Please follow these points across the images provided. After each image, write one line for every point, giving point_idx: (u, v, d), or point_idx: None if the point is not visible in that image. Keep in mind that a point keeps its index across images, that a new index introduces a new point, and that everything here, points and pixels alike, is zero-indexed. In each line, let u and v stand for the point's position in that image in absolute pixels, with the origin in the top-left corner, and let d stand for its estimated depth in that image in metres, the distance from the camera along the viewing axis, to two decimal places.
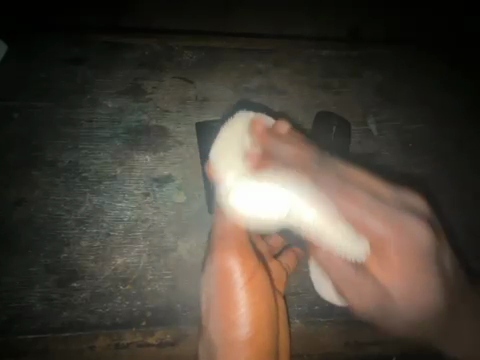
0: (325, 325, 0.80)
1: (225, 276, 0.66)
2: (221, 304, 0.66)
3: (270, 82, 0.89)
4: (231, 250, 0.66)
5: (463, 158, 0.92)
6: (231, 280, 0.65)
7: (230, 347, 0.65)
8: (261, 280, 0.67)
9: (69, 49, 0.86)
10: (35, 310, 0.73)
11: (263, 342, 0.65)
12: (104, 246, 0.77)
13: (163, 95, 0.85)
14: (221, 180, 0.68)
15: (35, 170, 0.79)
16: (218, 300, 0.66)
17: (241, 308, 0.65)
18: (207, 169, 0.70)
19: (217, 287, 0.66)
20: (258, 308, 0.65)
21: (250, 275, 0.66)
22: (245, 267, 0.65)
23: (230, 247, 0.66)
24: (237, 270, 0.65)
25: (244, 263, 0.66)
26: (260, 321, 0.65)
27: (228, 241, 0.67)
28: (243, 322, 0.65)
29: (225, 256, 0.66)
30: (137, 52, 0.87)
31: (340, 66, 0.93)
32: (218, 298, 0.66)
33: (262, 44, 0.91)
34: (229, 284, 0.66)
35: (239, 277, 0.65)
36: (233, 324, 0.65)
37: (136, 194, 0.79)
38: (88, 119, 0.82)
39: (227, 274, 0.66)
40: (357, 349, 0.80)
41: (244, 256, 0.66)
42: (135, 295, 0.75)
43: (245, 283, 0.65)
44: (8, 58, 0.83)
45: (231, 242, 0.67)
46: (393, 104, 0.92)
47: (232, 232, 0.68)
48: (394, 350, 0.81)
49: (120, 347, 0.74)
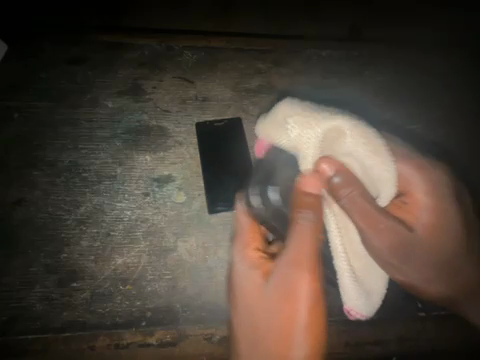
0: (326, 325, 0.80)
1: (289, 297, 0.58)
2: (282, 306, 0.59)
3: (271, 82, 0.89)
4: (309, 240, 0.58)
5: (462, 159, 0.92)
6: (300, 302, 0.58)
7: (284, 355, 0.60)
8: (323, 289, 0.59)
9: (69, 49, 0.86)
10: (34, 310, 0.73)
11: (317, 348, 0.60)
12: (104, 246, 0.77)
13: (163, 95, 0.85)
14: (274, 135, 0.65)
15: (35, 170, 0.79)
16: (275, 319, 0.60)
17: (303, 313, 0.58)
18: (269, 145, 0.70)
19: (278, 305, 0.59)
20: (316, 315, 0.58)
21: (315, 296, 0.58)
22: (312, 289, 0.58)
23: (303, 266, 0.58)
24: (306, 293, 0.58)
25: (314, 285, 0.58)
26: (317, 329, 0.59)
27: (304, 260, 0.58)
28: (301, 329, 0.59)
29: (303, 239, 0.58)
30: (137, 52, 0.87)
31: (341, 66, 0.93)
32: (277, 298, 0.59)
33: (262, 44, 0.91)
34: (292, 304, 0.58)
35: (305, 299, 0.58)
36: (291, 331, 0.59)
37: (136, 194, 0.79)
38: (88, 119, 0.82)
39: (292, 293, 0.58)
40: (358, 349, 0.80)
41: (316, 280, 0.58)
42: (135, 295, 0.75)
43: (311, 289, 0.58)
44: (9, 58, 0.83)
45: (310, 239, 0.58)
46: (393, 103, 0.92)
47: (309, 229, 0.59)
48: (394, 350, 0.81)
49: (121, 347, 0.74)
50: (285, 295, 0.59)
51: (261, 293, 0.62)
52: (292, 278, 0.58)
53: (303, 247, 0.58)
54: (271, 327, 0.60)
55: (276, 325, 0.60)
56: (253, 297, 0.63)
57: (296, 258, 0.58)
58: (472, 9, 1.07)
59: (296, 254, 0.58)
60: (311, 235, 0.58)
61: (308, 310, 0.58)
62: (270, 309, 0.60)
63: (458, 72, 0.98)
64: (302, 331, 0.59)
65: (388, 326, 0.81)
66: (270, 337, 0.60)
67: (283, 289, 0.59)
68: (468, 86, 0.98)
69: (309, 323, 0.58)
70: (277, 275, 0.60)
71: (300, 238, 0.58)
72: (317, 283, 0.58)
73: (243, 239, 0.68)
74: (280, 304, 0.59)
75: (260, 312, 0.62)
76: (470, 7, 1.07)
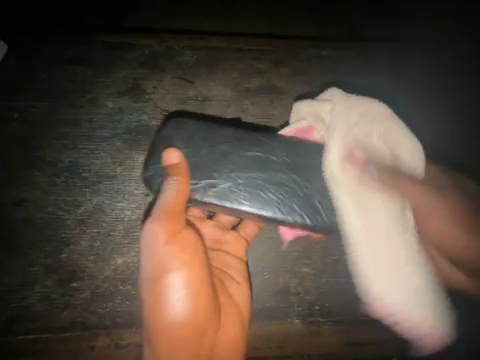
0: (326, 325, 0.80)
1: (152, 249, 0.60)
2: (152, 274, 0.60)
3: (271, 82, 0.89)
4: (163, 219, 0.61)
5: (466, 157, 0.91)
6: (161, 251, 0.60)
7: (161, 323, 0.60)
8: (191, 245, 0.62)
9: (69, 49, 0.86)
10: (35, 310, 0.73)
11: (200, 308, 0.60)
12: (104, 246, 0.77)
13: (163, 95, 0.85)
14: (179, 167, 0.64)
15: (35, 170, 0.79)
16: (148, 274, 0.61)
17: (172, 275, 0.59)
18: (176, 158, 0.65)
19: (146, 263, 0.61)
20: (191, 273, 0.60)
21: (177, 238, 0.61)
22: (167, 231, 0.60)
23: (165, 214, 0.61)
24: (163, 241, 0.60)
25: (168, 230, 0.60)
26: (194, 289, 0.60)
27: (159, 212, 0.61)
28: (175, 292, 0.59)
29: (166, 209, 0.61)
30: (137, 52, 0.87)
31: (341, 66, 0.92)
32: (148, 268, 0.61)
33: (262, 44, 0.91)
34: (156, 256, 0.60)
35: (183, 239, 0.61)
36: (164, 297, 0.60)
37: (136, 194, 0.80)
38: (88, 119, 0.82)
39: (157, 250, 0.60)
40: (356, 349, 0.81)
41: (173, 234, 0.60)
42: (135, 295, 0.76)
43: (176, 248, 0.60)
44: (9, 58, 0.83)
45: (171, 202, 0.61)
46: (393, 103, 0.92)
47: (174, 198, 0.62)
48: (394, 350, 0.81)
49: (121, 347, 0.74)
50: (154, 250, 0.60)
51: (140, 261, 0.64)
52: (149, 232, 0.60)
53: (168, 200, 0.61)
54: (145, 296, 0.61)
55: (148, 286, 0.61)
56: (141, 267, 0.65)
57: (157, 215, 0.61)
58: (474, 8, 1.06)
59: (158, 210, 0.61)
60: (168, 196, 0.62)
61: (165, 256, 0.60)
62: (144, 266, 0.61)
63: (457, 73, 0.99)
64: (179, 280, 0.60)
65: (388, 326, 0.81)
66: (147, 302, 0.61)
67: (151, 251, 0.60)
68: (468, 87, 0.98)
69: (180, 265, 0.60)
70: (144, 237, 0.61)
71: (164, 201, 0.62)
72: (177, 234, 0.61)
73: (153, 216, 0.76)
74: (149, 269, 0.60)
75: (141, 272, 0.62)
76: (471, 7, 1.06)
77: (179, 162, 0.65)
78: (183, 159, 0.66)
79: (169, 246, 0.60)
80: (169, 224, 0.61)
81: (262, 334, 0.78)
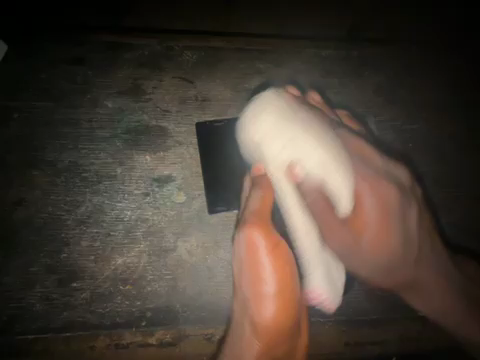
0: (326, 325, 0.81)
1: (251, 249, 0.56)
2: (251, 281, 0.57)
3: (271, 82, 0.89)
4: (257, 226, 0.56)
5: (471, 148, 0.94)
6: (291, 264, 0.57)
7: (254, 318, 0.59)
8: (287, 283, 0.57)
9: (69, 49, 0.85)
10: (35, 310, 0.73)
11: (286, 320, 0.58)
12: (104, 246, 0.77)
13: (163, 95, 0.85)
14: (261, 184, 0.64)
15: (35, 170, 0.79)
16: (248, 280, 0.57)
17: (267, 287, 0.56)
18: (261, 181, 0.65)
19: (246, 272, 0.57)
20: (283, 283, 0.56)
21: (276, 245, 0.56)
22: (269, 243, 0.55)
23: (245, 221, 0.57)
24: (264, 246, 0.55)
25: (270, 238, 0.56)
26: (283, 298, 0.57)
27: (250, 220, 0.57)
28: (268, 280, 0.56)
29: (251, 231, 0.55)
30: (137, 52, 0.87)
31: (340, 66, 0.93)
32: (247, 276, 0.58)
33: (262, 44, 0.91)
34: (258, 278, 0.56)
35: (282, 252, 0.56)
36: (260, 297, 0.57)
37: (136, 194, 0.80)
38: (88, 119, 0.82)
39: (253, 252, 0.56)
40: (357, 350, 0.82)
41: (271, 240, 0.55)
42: (135, 295, 0.76)
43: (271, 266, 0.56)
44: (9, 59, 0.83)
45: (259, 219, 0.57)
46: (395, 103, 0.93)
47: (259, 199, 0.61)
48: (394, 350, 0.83)
49: (121, 347, 0.74)
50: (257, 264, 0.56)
51: (261, 282, 0.56)
52: (247, 236, 0.56)
53: (259, 205, 0.61)
54: (246, 291, 0.58)
55: (245, 275, 0.58)
56: (245, 259, 0.57)
57: (253, 207, 0.61)
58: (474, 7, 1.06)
59: (257, 208, 0.60)
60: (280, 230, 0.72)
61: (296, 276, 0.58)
62: (241, 264, 0.58)
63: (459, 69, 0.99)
64: (272, 288, 0.56)
65: (388, 328, 0.82)
66: (246, 289, 0.59)
67: (247, 259, 0.56)
68: (469, 88, 0.98)
69: (274, 284, 0.56)
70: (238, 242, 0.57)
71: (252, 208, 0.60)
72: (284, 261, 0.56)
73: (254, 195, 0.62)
74: (247, 265, 0.57)
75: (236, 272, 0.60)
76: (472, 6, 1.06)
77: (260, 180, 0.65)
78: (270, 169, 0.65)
79: (272, 253, 0.55)
80: (282, 247, 0.56)
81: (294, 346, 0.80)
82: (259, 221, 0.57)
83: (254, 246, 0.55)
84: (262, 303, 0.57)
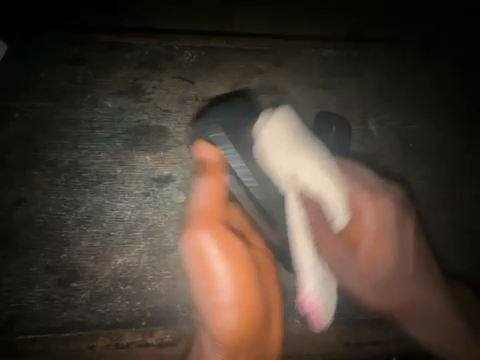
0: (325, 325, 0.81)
1: (200, 257, 0.63)
2: (206, 285, 0.64)
3: (270, 82, 0.89)
4: (201, 229, 0.63)
5: (467, 149, 0.95)
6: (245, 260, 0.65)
7: (216, 319, 0.64)
8: (249, 275, 0.65)
9: (69, 48, 0.85)
10: (35, 310, 0.73)
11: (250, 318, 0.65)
12: (104, 246, 0.77)
13: (163, 95, 0.85)
14: (216, 166, 0.69)
15: (35, 170, 0.79)
16: (197, 276, 0.64)
17: (222, 288, 0.63)
18: (206, 155, 0.70)
19: (197, 271, 0.64)
20: (238, 278, 0.63)
21: (219, 233, 0.64)
22: (216, 237, 0.63)
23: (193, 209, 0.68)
24: (210, 243, 0.63)
25: (217, 232, 0.64)
26: (241, 290, 0.63)
27: (195, 221, 0.65)
28: (224, 287, 0.63)
29: (195, 232, 0.63)
30: (137, 52, 0.86)
31: (340, 66, 0.93)
32: (197, 274, 0.64)
33: (262, 44, 0.91)
34: (210, 273, 0.63)
35: (212, 249, 0.63)
36: (216, 295, 0.63)
37: (136, 194, 0.80)
38: (88, 119, 0.82)
39: (201, 251, 0.63)
40: (356, 349, 0.82)
41: (218, 238, 0.63)
42: (135, 295, 0.76)
43: (225, 263, 0.63)
44: (8, 58, 0.83)
45: (200, 223, 0.64)
46: (393, 104, 0.93)
47: (204, 210, 0.67)
48: (393, 349, 0.83)
49: (121, 347, 0.75)
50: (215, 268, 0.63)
51: (218, 286, 0.63)
52: (191, 239, 0.63)
53: (206, 202, 0.68)
54: (200, 290, 0.65)
55: (201, 278, 0.64)
56: (199, 266, 0.64)
57: (202, 206, 0.67)
58: None
59: (199, 209, 0.67)
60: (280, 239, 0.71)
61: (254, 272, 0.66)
62: (194, 276, 0.65)
63: (460, 68, 0.98)
64: (230, 288, 0.63)
65: (387, 327, 0.83)
66: (200, 289, 0.65)
67: (193, 255, 0.64)
68: (468, 88, 0.98)
69: (229, 280, 0.63)
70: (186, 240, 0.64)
71: (203, 196, 0.69)
72: (224, 246, 0.63)
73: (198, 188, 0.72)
74: (197, 266, 0.64)
75: (196, 281, 0.65)
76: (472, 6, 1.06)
77: (211, 159, 0.69)
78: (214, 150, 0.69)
79: (227, 257, 0.63)
80: (235, 243, 0.64)
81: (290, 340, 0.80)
82: (212, 218, 0.66)
83: (205, 249, 0.63)
84: (219, 306, 0.64)
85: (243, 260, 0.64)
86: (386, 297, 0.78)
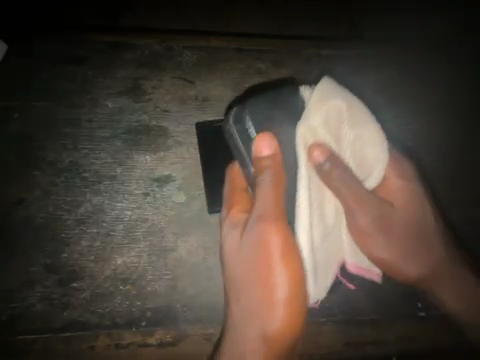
0: (326, 325, 0.81)
1: (266, 263, 0.59)
2: (258, 287, 0.60)
3: (271, 82, 0.90)
4: (273, 226, 0.58)
5: (470, 147, 0.95)
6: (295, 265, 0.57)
7: (265, 325, 0.61)
8: (302, 288, 0.58)
9: (69, 49, 0.85)
10: (35, 310, 0.73)
11: (294, 328, 0.61)
12: (104, 246, 0.77)
13: (163, 95, 0.85)
14: (275, 161, 0.58)
15: (35, 170, 0.79)
16: (248, 273, 0.62)
17: (279, 293, 0.59)
18: (266, 151, 0.59)
19: (253, 275, 0.61)
20: (296, 291, 0.58)
21: (276, 237, 0.57)
22: (286, 237, 0.57)
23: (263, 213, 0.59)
24: (278, 245, 0.57)
25: (276, 222, 0.57)
26: (295, 300, 0.59)
27: (264, 213, 0.59)
28: (280, 288, 0.58)
29: (267, 232, 0.58)
30: (137, 52, 0.86)
31: (341, 66, 0.93)
32: (253, 273, 0.61)
33: (262, 44, 0.91)
34: (271, 276, 0.59)
35: (275, 250, 0.58)
36: (269, 297, 0.60)
37: (136, 194, 0.80)
38: (88, 119, 0.82)
39: (265, 248, 0.59)
40: (357, 349, 0.82)
41: (288, 237, 0.57)
42: (135, 295, 0.76)
43: (285, 270, 0.57)
44: (8, 58, 0.83)
45: (271, 219, 0.58)
46: (395, 103, 0.93)
47: (269, 210, 0.58)
48: (395, 349, 0.83)
49: (121, 347, 0.75)
50: (270, 265, 0.59)
51: (274, 296, 0.59)
52: (260, 231, 0.59)
53: (271, 193, 0.58)
54: (249, 291, 0.62)
55: (253, 277, 0.61)
56: (252, 258, 0.60)
57: (262, 211, 0.59)
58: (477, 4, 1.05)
59: (267, 199, 0.58)
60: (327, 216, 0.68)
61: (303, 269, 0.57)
62: (248, 267, 0.62)
63: (461, 67, 0.98)
64: (286, 294, 0.58)
65: (389, 326, 0.83)
66: (249, 290, 0.62)
67: (246, 250, 0.62)
68: (470, 88, 0.98)
69: (285, 285, 0.58)
70: (250, 229, 0.61)
71: (264, 194, 0.58)
72: (290, 257, 0.57)
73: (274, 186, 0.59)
74: (251, 262, 0.61)
75: (237, 267, 0.64)
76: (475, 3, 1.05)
77: (271, 156, 0.58)
78: (277, 144, 0.59)
79: (283, 261, 0.57)
80: (289, 244, 0.57)
81: None
82: (274, 213, 0.58)
83: (265, 244, 0.59)
84: (272, 308, 0.60)
85: (297, 268, 0.57)
86: (427, 261, 0.80)
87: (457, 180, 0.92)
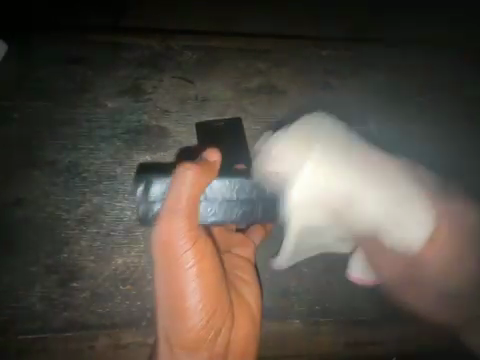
0: (325, 325, 0.81)
1: (170, 265, 0.58)
2: (168, 278, 0.58)
3: (271, 82, 0.89)
4: (176, 226, 0.57)
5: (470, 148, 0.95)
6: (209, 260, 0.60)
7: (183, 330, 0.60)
8: (213, 278, 0.61)
9: (68, 48, 0.85)
10: (35, 310, 0.73)
11: (211, 326, 0.61)
12: (104, 246, 0.77)
13: (163, 95, 0.85)
14: (205, 166, 0.60)
15: (35, 170, 0.79)
16: (161, 272, 0.58)
17: (189, 294, 0.58)
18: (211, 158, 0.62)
19: (164, 276, 0.58)
20: (206, 280, 0.59)
21: (195, 239, 0.58)
22: (187, 235, 0.58)
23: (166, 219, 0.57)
24: (182, 239, 0.57)
25: (188, 229, 0.58)
26: (208, 292, 0.60)
27: (170, 218, 0.57)
28: (191, 291, 0.58)
29: (171, 233, 0.57)
30: (137, 52, 0.86)
31: (341, 67, 0.93)
32: (164, 272, 0.58)
33: (262, 44, 0.91)
34: (180, 275, 0.58)
35: (180, 252, 0.58)
36: (180, 301, 0.59)
37: (136, 194, 0.79)
38: (88, 119, 0.82)
39: (169, 250, 0.57)
40: (355, 349, 0.83)
41: (190, 232, 0.58)
42: (135, 295, 0.76)
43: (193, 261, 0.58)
44: (8, 58, 0.83)
45: (177, 220, 0.57)
46: (396, 103, 0.93)
47: (180, 208, 0.57)
48: (393, 349, 0.84)
49: (120, 347, 0.75)
50: (183, 266, 0.58)
51: (186, 297, 0.58)
52: (162, 237, 0.57)
53: (182, 199, 0.57)
54: (166, 299, 0.59)
55: (167, 284, 0.58)
56: (166, 261, 0.58)
57: (169, 216, 0.57)
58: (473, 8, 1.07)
59: (165, 212, 0.57)
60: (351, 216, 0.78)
61: (215, 263, 0.62)
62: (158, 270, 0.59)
63: (460, 68, 0.99)
64: (195, 290, 0.59)
65: (389, 326, 0.83)
66: (170, 299, 0.59)
67: (162, 253, 0.58)
68: (468, 89, 0.98)
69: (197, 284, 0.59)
70: (154, 241, 0.58)
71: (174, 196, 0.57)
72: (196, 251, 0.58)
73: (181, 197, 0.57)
74: (160, 267, 0.58)
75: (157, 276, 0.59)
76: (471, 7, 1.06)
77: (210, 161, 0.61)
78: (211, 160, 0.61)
79: (194, 260, 0.58)
80: (202, 244, 0.59)
81: (290, 336, 0.80)
82: (185, 219, 0.57)
83: (175, 248, 0.57)
84: (185, 312, 0.59)
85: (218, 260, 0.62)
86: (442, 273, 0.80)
87: (458, 181, 0.91)
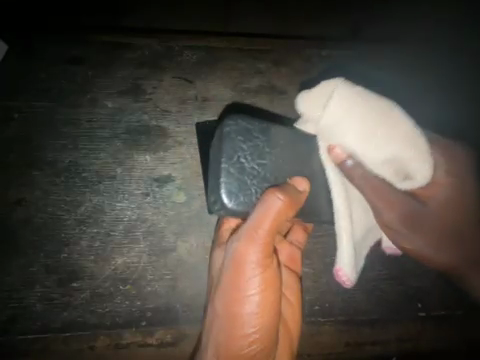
0: (325, 325, 0.81)
1: (237, 276, 0.58)
2: (230, 288, 0.59)
3: (270, 82, 0.89)
4: (253, 245, 0.57)
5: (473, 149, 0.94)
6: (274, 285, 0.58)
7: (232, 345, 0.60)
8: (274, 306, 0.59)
9: (69, 49, 0.86)
10: (35, 310, 0.73)
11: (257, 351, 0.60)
12: (104, 246, 0.77)
13: (163, 95, 0.85)
14: (294, 195, 0.57)
15: (35, 170, 0.79)
16: (227, 282, 0.59)
17: (248, 312, 0.58)
18: (301, 187, 0.59)
19: (228, 287, 0.59)
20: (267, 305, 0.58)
21: (266, 268, 0.58)
22: (264, 254, 0.57)
23: (243, 239, 0.57)
24: (252, 265, 0.57)
25: (264, 258, 0.57)
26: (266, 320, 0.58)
27: (248, 235, 0.57)
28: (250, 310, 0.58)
29: (245, 249, 0.57)
30: (137, 53, 0.87)
31: (340, 67, 0.92)
32: (229, 282, 0.59)
33: (262, 44, 0.92)
34: (243, 300, 0.58)
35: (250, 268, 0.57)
36: (238, 317, 0.59)
37: (136, 195, 0.80)
38: (88, 119, 0.82)
39: (240, 263, 0.58)
40: (356, 348, 0.82)
41: (266, 250, 0.57)
42: (135, 295, 0.76)
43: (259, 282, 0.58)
44: (8, 58, 0.83)
45: (258, 238, 0.56)
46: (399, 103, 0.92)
47: (262, 230, 0.56)
48: (394, 349, 0.83)
49: (121, 347, 0.74)
50: (251, 284, 0.58)
51: (245, 321, 0.58)
52: (237, 252, 0.58)
53: (266, 222, 0.55)
54: (224, 308, 0.60)
55: (229, 295, 0.59)
56: (234, 274, 0.58)
57: (250, 234, 0.56)
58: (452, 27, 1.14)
59: (248, 232, 0.57)
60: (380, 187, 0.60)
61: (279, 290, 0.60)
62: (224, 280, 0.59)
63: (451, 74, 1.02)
64: (254, 311, 0.58)
65: (388, 326, 0.83)
66: (227, 311, 0.59)
67: (234, 264, 0.58)
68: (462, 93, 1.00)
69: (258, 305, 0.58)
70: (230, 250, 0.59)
71: (259, 216, 0.55)
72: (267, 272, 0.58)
73: (264, 219, 0.55)
74: (227, 278, 0.59)
75: (222, 284, 0.60)
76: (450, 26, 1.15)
77: (303, 193, 0.59)
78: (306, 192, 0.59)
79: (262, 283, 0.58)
80: (272, 274, 0.58)
81: None
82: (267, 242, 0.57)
83: (246, 264, 0.57)
84: (237, 330, 0.59)
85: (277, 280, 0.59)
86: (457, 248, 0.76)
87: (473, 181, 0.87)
